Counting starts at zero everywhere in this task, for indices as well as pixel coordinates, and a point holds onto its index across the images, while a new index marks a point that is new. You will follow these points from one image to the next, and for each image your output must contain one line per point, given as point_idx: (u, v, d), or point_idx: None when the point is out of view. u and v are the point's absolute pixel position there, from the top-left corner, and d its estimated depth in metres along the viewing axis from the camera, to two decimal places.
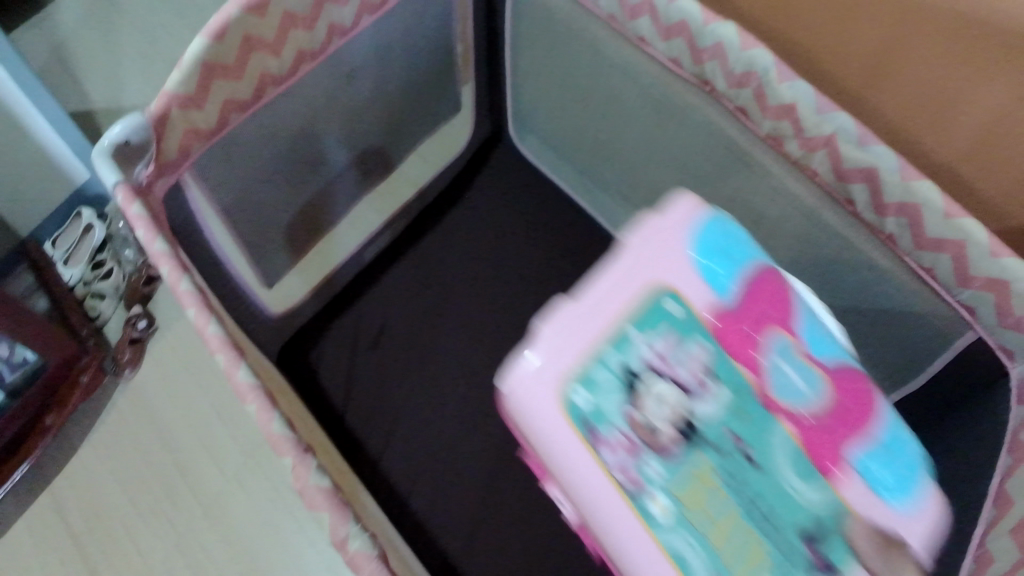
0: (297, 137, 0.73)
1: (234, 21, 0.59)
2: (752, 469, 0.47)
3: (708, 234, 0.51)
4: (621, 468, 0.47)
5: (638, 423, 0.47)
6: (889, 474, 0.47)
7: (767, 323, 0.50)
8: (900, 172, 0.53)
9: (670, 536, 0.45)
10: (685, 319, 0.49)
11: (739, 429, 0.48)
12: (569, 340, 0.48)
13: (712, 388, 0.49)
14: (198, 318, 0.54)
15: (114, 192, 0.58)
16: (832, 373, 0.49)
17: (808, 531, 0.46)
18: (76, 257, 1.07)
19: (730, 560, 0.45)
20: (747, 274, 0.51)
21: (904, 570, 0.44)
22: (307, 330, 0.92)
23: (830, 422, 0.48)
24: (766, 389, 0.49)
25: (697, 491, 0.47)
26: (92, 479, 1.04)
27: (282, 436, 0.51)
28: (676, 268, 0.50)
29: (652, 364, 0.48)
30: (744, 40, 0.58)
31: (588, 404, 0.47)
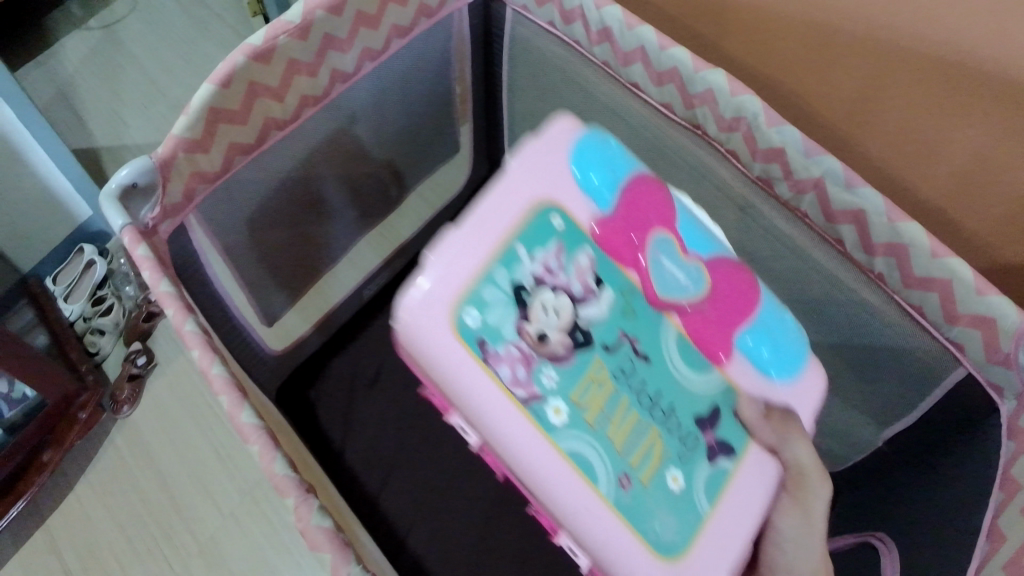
0: (299, 180, 0.75)
1: (239, 68, 0.61)
2: (643, 365, 0.54)
3: (583, 152, 0.57)
4: (519, 377, 0.51)
5: (532, 332, 0.53)
6: (764, 347, 0.54)
7: (647, 227, 0.56)
8: (887, 214, 0.54)
9: (569, 438, 0.50)
10: (571, 231, 0.56)
11: (627, 327, 0.54)
12: (459, 264, 0.53)
13: (599, 293, 0.55)
14: (201, 360, 0.55)
15: (121, 234, 0.59)
16: (707, 265, 0.56)
17: (697, 412, 0.53)
18: (76, 293, 1.09)
19: (627, 454, 0.51)
20: (624, 185, 0.57)
21: (790, 431, 0.52)
22: (306, 367, 0.92)
23: (708, 309, 0.55)
24: (649, 287, 0.55)
25: (591, 390, 0.52)
26: (86, 520, 1.03)
27: (285, 477, 0.51)
28: (557, 186, 0.56)
29: (540, 276, 0.54)
30: (733, 87, 0.60)
31: (480, 321, 0.52)
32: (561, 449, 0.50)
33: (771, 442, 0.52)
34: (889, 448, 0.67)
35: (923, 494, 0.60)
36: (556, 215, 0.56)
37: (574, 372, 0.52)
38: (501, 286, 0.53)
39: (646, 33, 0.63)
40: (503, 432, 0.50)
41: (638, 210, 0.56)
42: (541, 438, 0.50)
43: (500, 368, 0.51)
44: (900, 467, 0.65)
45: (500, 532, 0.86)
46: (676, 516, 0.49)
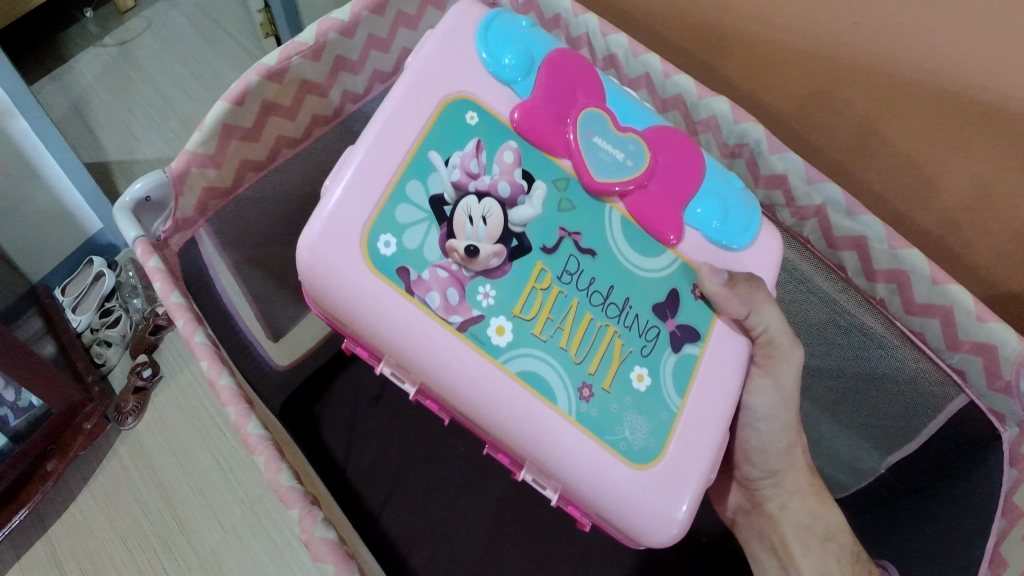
0: (306, 198, 0.76)
1: (253, 88, 0.63)
2: (586, 257, 0.59)
3: (488, 39, 0.60)
4: (452, 300, 0.55)
5: (460, 246, 0.56)
6: (710, 214, 0.60)
7: (573, 106, 0.60)
8: (887, 241, 0.55)
9: (517, 360, 0.55)
10: (493, 125, 0.59)
11: (562, 220, 0.59)
12: (367, 187, 0.55)
13: (529, 189, 0.59)
14: (210, 372, 0.55)
15: (134, 245, 0.60)
16: (643, 138, 0.61)
17: (657, 300, 0.59)
18: (84, 305, 1.11)
19: (580, 358, 0.56)
20: (540, 71, 0.60)
21: (756, 295, 0.58)
22: (308, 385, 0.92)
23: (647, 186, 0.60)
24: (584, 168, 0.59)
25: (531, 303, 0.57)
26: (87, 531, 1.03)
27: (290, 488, 0.52)
28: (467, 79, 0.59)
29: (460, 182, 0.57)
30: (735, 115, 0.60)
31: (400, 247, 0.55)
32: (511, 370, 0.54)
33: (744, 311, 0.58)
34: (893, 475, 0.66)
35: (925, 523, 0.60)
36: (471, 111, 0.59)
37: (511, 285, 0.57)
38: (421, 201, 0.57)
39: (650, 61, 0.64)
40: (448, 364, 0.54)
41: (558, 92, 0.60)
42: (491, 364, 0.54)
43: (432, 293, 0.55)
44: (903, 494, 0.65)
45: (503, 553, 0.86)
46: (645, 415, 0.56)
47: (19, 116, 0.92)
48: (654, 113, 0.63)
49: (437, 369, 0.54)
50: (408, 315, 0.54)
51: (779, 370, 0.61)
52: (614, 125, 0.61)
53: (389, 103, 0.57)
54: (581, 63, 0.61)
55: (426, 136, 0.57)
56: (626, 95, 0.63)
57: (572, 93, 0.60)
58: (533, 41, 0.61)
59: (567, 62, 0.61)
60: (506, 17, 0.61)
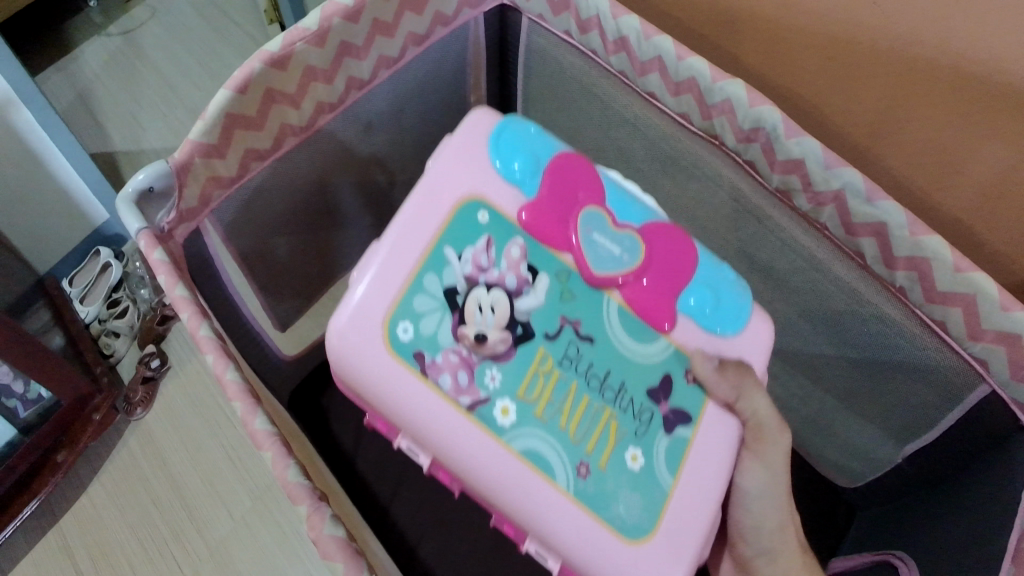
0: (311, 187, 0.75)
1: (256, 75, 0.62)
2: (585, 342, 0.60)
3: (498, 146, 0.62)
4: (461, 383, 0.56)
5: (470, 333, 0.58)
6: (705, 304, 0.61)
7: (573, 206, 0.62)
8: (909, 228, 0.53)
9: (519, 439, 0.55)
10: (501, 223, 0.61)
11: (564, 309, 0.60)
12: (389, 278, 0.58)
13: (534, 282, 0.60)
14: (216, 366, 0.54)
15: (137, 237, 0.59)
16: (640, 233, 0.62)
17: (652, 388, 0.59)
18: (92, 294, 1.11)
19: (578, 438, 0.56)
20: (546, 173, 0.62)
21: (747, 383, 0.59)
22: (317, 374, 0.91)
23: (645, 281, 0.61)
24: (585, 264, 0.61)
25: (534, 385, 0.57)
26: (98, 522, 1.03)
27: (298, 484, 0.50)
28: (479, 181, 0.62)
29: (470, 276, 0.60)
30: (751, 99, 0.59)
31: (417, 332, 0.57)
32: (513, 449, 0.55)
33: (731, 396, 0.59)
34: (910, 466, 0.66)
35: (948, 514, 0.59)
36: (482, 211, 0.61)
37: (516, 368, 0.58)
38: (436, 291, 0.59)
39: (663, 43, 0.62)
40: (453, 445, 0.55)
41: (562, 192, 0.62)
42: (494, 443, 0.55)
43: (443, 376, 0.56)
44: (924, 484, 0.65)
45: (512, 545, 0.86)
46: (639, 492, 0.56)
47: (23, 107, 0.92)
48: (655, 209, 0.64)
49: (443, 447, 0.55)
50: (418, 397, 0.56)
51: (770, 453, 0.59)
52: (611, 222, 0.62)
53: (410, 203, 0.60)
54: (583, 166, 0.63)
55: (443, 233, 0.60)
56: (625, 191, 0.64)
57: (573, 193, 0.62)
58: (540, 146, 0.63)
59: (569, 165, 0.63)
60: (516, 124, 0.63)
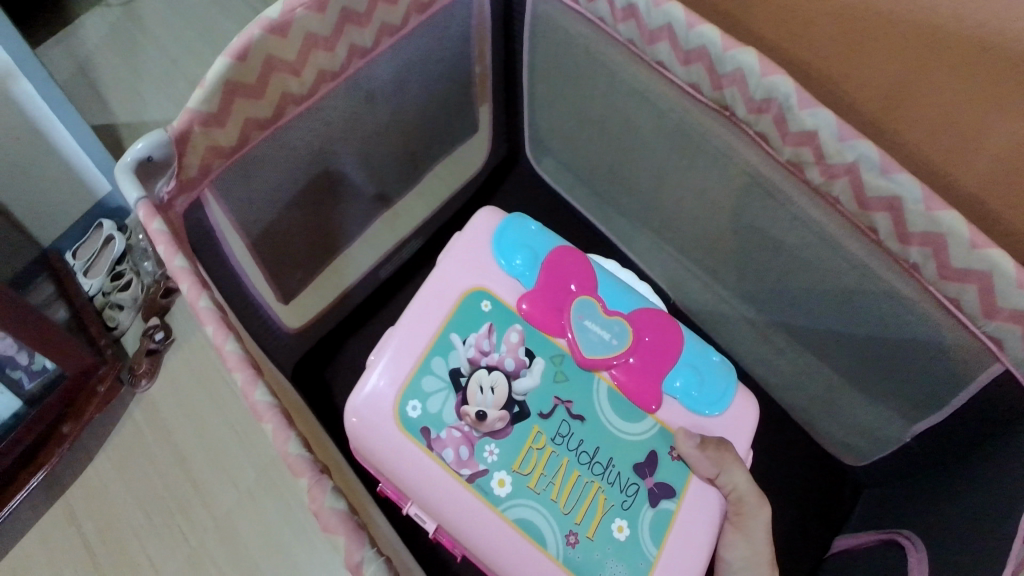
0: (311, 159, 0.73)
1: (256, 42, 0.60)
2: (575, 420, 0.65)
3: (501, 244, 0.70)
4: (462, 456, 0.63)
5: (471, 411, 0.64)
6: (689, 386, 0.66)
7: (567, 296, 0.69)
8: (923, 202, 0.51)
9: (515, 508, 0.61)
10: (501, 311, 0.69)
11: (558, 389, 0.66)
12: (402, 360, 0.65)
13: (531, 365, 0.67)
14: (216, 337, 0.53)
15: (136, 208, 0.58)
16: (629, 318, 0.68)
17: (639, 463, 0.64)
18: (95, 269, 1.10)
19: (568, 509, 0.62)
20: (543, 264, 0.70)
21: (726, 459, 0.61)
22: (315, 350, 0.94)
23: (633, 362, 0.66)
24: (578, 347, 0.67)
25: (529, 460, 0.63)
26: (105, 494, 1.04)
27: (299, 457, 0.49)
28: (483, 274, 0.69)
29: (472, 359, 0.66)
30: (763, 67, 0.56)
31: (424, 410, 0.64)
32: (509, 518, 0.61)
33: (713, 472, 0.62)
34: (918, 445, 0.66)
35: (957, 494, 0.58)
36: (485, 300, 0.69)
37: (513, 443, 0.64)
38: (442, 373, 0.65)
39: (672, 10, 0.60)
40: (456, 513, 0.61)
41: (555, 283, 0.69)
42: (491, 513, 0.61)
43: (446, 450, 0.63)
44: (937, 462, 0.64)
45: None
46: (625, 562, 0.61)
47: (22, 79, 0.91)
48: (646, 300, 0.70)
49: (446, 513, 0.62)
50: (425, 469, 0.62)
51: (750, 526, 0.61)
52: (602, 310, 0.69)
53: (422, 293, 0.68)
54: (577, 258, 0.70)
55: (448, 321, 0.67)
56: (616, 281, 0.71)
57: (566, 285, 0.69)
58: (540, 241, 0.71)
59: (564, 258, 0.70)
60: (517, 222, 0.71)
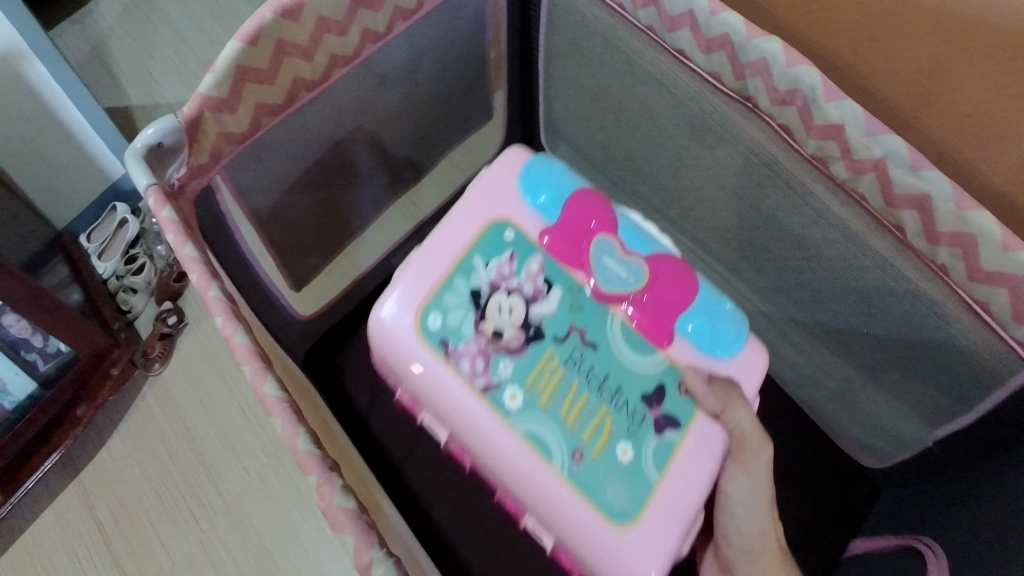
0: (322, 146, 0.72)
1: (267, 26, 0.59)
2: (589, 348, 0.63)
3: (527, 178, 0.68)
4: (476, 369, 0.62)
5: (488, 328, 0.63)
6: (703, 330, 0.64)
7: (587, 233, 0.66)
8: (955, 201, 0.49)
9: (523, 421, 0.60)
10: (523, 241, 0.67)
11: (574, 317, 0.64)
12: (426, 275, 0.65)
13: (548, 293, 0.65)
14: (225, 329, 0.52)
15: (146, 195, 0.57)
16: (647, 260, 0.66)
17: (648, 393, 0.62)
18: (109, 252, 1.10)
19: (575, 428, 0.60)
20: (567, 200, 0.67)
21: (733, 401, 0.60)
22: (327, 337, 0.93)
23: (648, 301, 0.64)
24: (594, 282, 0.65)
25: (541, 378, 0.62)
26: (119, 475, 1.05)
27: (308, 453, 0.48)
28: (508, 205, 0.68)
29: (492, 282, 0.65)
30: (789, 58, 0.55)
31: (444, 323, 0.63)
32: (517, 430, 0.60)
33: (717, 409, 0.61)
34: (940, 450, 0.65)
35: (980, 501, 0.57)
36: (508, 230, 0.67)
37: (526, 362, 0.62)
38: (462, 291, 0.65)
39: None
40: (466, 421, 0.61)
41: (577, 219, 0.66)
42: (500, 424, 0.60)
43: (462, 362, 0.62)
44: (959, 466, 0.64)
45: None
46: (627, 483, 0.58)
47: (36, 61, 0.91)
48: (665, 245, 0.68)
49: (457, 421, 0.61)
50: (439, 378, 0.62)
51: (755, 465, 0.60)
52: (620, 248, 0.66)
53: (449, 216, 0.67)
54: (601, 198, 0.68)
55: (472, 245, 0.66)
56: (637, 223, 0.68)
57: (586, 222, 0.66)
58: (565, 179, 0.68)
59: (588, 197, 0.67)
60: (545, 160, 0.69)
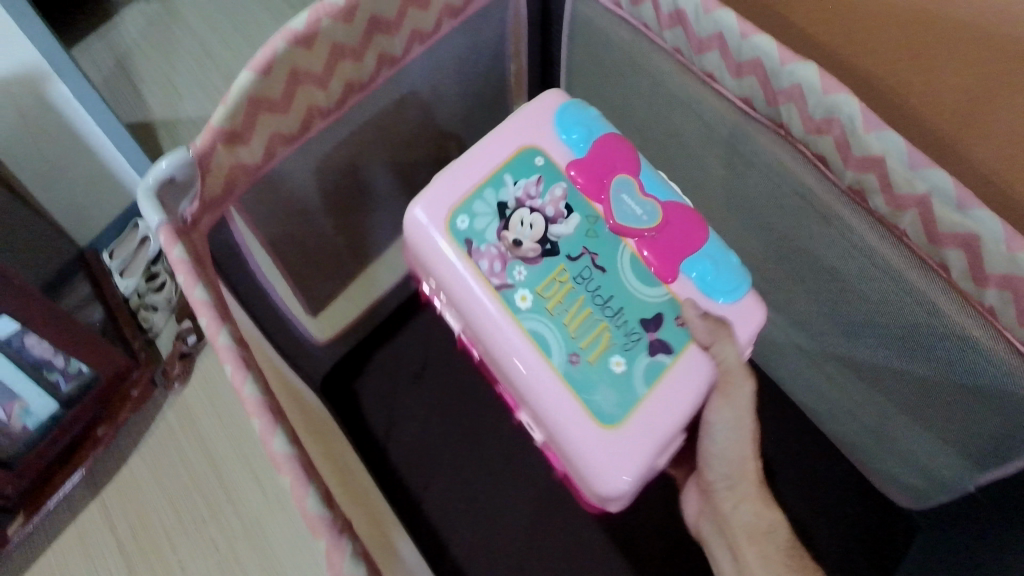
0: (341, 173, 0.71)
1: (280, 55, 0.57)
2: (598, 270, 0.66)
3: (562, 115, 0.70)
4: (494, 269, 0.65)
5: (510, 237, 0.67)
6: (708, 272, 0.65)
7: (609, 170, 0.68)
8: (1006, 243, 0.46)
9: (530, 320, 0.64)
10: (552, 170, 0.69)
11: (588, 243, 0.67)
12: (461, 181, 0.68)
13: (568, 217, 0.68)
14: (234, 378, 0.51)
15: (157, 233, 0.55)
16: (662, 204, 0.67)
17: (647, 318, 0.65)
18: (131, 269, 1.07)
19: (575, 335, 0.64)
20: (597, 140, 0.69)
21: (721, 335, 0.61)
22: (342, 364, 0.92)
23: (656, 239, 0.66)
24: (611, 215, 0.67)
25: (551, 287, 0.65)
26: (139, 495, 1.05)
27: (318, 516, 0.46)
28: (542, 133, 0.70)
29: (519, 201, 0.68)
30: (826, 84, 0.52)
31: (470, 225, 0.67)
32: (523, 327, 0.63)
33: (705, 341, 0.62)
34: (980, 495, 0.62)
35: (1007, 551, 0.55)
36: (540, 156, 0.70)
37: (540, 272, 0.66)
38: (491, 202, 0.68)
39: (725, 18, 0.56)
40: (477, 312, 0.65)
41: (602, 157, 0.68)
42: (508, 320, 0.64)
43: (482, 261, 0.66)
44: (987, 516, 0.61)
45: (545, 543, 0.84)
46: (614, 390, 0.62)
47: (59, 82, 0.90)
48: (683, 193, 0.69)
49: (470, 311, 0.65)
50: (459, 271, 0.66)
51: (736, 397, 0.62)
52: (638, 188, 0.68)
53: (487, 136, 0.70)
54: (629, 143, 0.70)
55: (506, 164, 0.69)
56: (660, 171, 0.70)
57: (611, 161, 0.68)
58: (597, 118, 0.70)
59: (616, 138, 0.69)
60: (582, 102, 0.71)
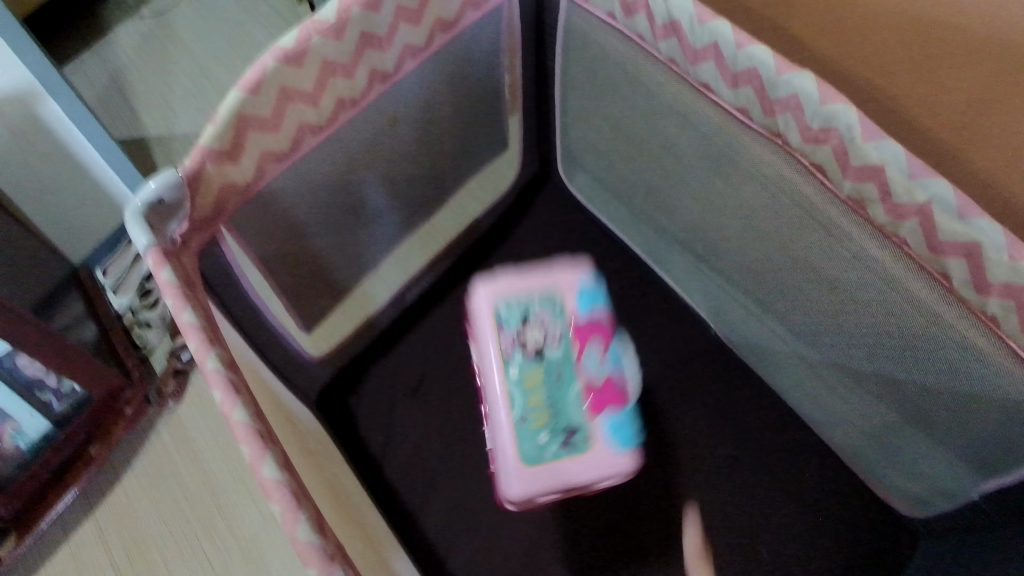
0: (336, 189, 0.71)
1: (270, 73, 0.56)
2: (558, 385, 0.80)
3: (583, 293, 0.87)
4: (507, 343, 0.83)
5: (520, 332, 0.82)
6: (617, 431, 0.80)
7: (592, 334, 0.84)
8: (1008, 250, 0.45)
9: (511, 384, 0.81)
10: (564, 311, 0.85)
11: (562, 365, 0.81)
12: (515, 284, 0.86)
13: (558, 342, 0.82)
14: (223, 403, 0.49)
15: (145, 255, 0.54)
16: (609, 374, 0.83)
17: (574, 426, 0.78)
18: (126, 285, 1.06)
19: (529, 404, 0.79)
20: (597, 313, 0.86)
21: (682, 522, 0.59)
22: (336, 379, 0.89)
23: (594, 391, 0.81)
24: (580, 362, 0.82)
25: (531, 373, 0.81)
26: (133, 515, 1.03)
27: (309, 545, 0.44)
28: (570, 285, 0.87)
29: (538, 316, 0.83)
30: (823, 93, 0.51)
31: (511, 312, 0.84)
32: (506, 384, 0.81)
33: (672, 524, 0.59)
34: (989, 507, 0.60)
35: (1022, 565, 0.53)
36: (563, 297, 0.86)
37: (529, 363, 0.81)
38: (525, 304, 0.84)
39: (719, 28, 0.54)
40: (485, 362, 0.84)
41: (595, 326, 0.85)
42: (500, 376, 0.82)
43: (504, 336, 0.83)
44: (996, 526, 0.60)
45: (545, 558, 0.83)
46: (530, 450, 0.78)
47: (50, 100, 0.89)
48: (632, 382, 0.85)
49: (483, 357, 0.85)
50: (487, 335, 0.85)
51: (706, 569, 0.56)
52: (602, 354, 0.84)
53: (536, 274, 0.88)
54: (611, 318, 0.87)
55: (546, 286, 0.87)
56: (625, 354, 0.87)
57: (597, 330, 0.85)
58: (598, 297, 0.87)
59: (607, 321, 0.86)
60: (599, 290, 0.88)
